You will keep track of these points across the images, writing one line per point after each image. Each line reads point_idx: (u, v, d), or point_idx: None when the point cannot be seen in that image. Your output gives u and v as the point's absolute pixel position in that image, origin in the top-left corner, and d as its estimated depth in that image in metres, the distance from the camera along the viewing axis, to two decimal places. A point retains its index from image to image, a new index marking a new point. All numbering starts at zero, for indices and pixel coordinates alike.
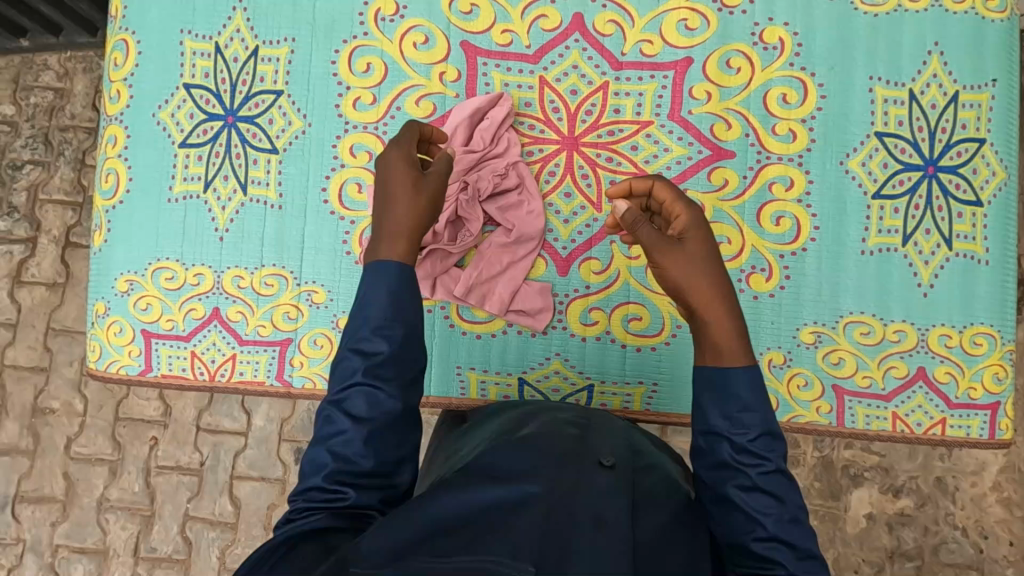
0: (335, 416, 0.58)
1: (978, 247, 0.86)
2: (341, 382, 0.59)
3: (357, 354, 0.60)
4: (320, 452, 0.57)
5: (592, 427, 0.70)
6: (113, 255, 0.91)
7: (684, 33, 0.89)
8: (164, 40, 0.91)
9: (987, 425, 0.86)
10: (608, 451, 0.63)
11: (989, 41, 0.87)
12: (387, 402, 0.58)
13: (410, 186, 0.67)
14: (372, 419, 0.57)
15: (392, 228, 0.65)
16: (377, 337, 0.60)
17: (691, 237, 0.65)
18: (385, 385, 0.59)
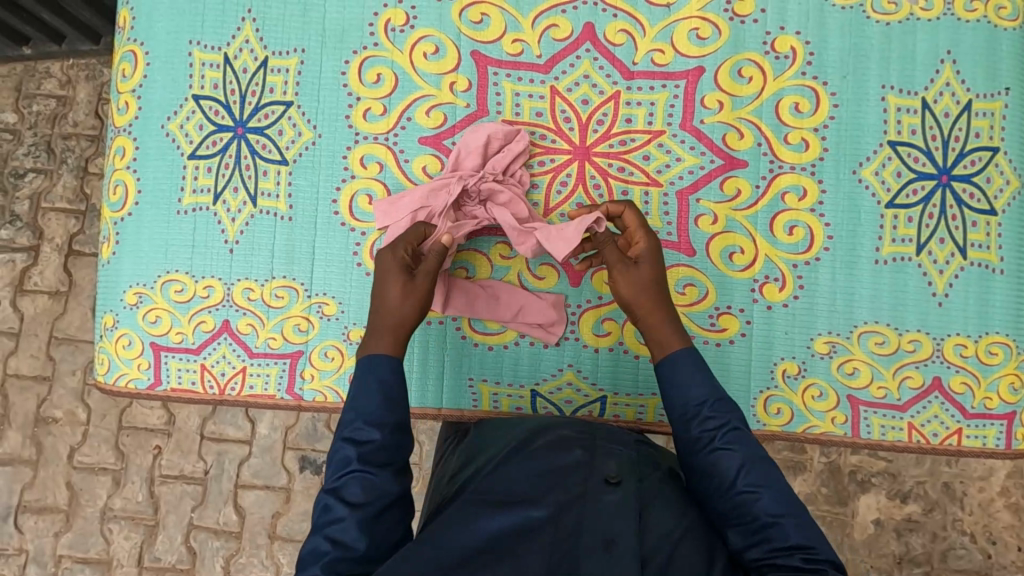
0: (334, 507, 0.60)
1: (993, 255, 0.86)
2: (337, 472, 0.62)
3: (349, 443, 0.63)
4: (319, 541, 0.58)
5: (598, 442, 0.72)
6: (122, 268, 0.90)
7: (695, 43, 0.89)
8: (173, 51, 0.90)
9: (1003, 435, 0.85)
10: (613, 466, 0.67)
11: (1002, 50, 0.87)
12: (383, 484, 0.61)
13: (397, 288, 0.75)
14: (370, 502, 0.60)
15: (382, 325, 0.73)
16: (369, 425, 0.64)
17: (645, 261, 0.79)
18: (379, 470, 0.62)
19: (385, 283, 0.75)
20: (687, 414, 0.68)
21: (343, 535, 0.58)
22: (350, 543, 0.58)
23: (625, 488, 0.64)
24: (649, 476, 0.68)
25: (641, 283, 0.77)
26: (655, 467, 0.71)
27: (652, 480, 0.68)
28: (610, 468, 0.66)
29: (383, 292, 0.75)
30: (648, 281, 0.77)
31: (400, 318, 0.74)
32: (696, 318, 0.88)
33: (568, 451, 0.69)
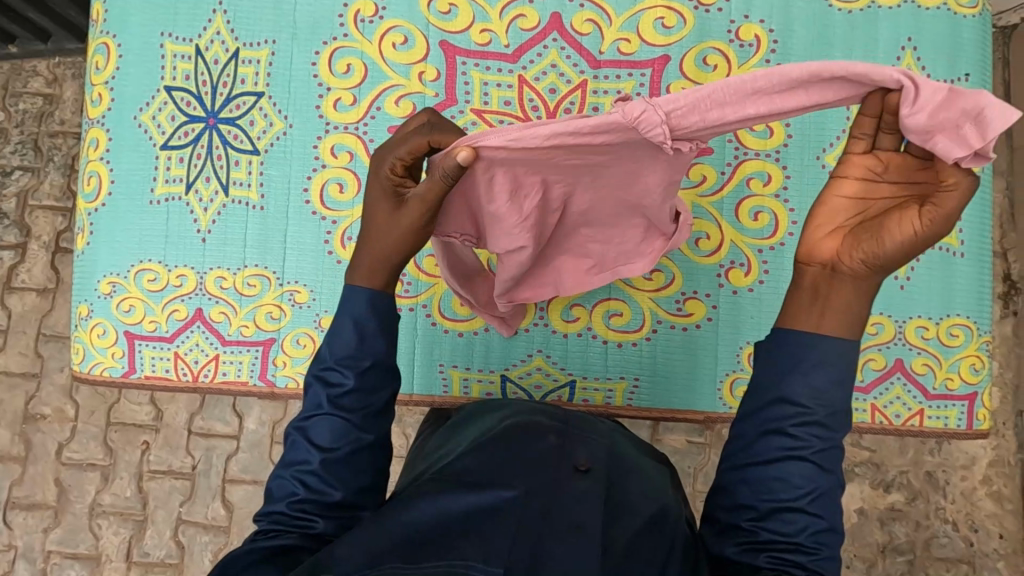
0: (302, 446, 0.56)
1: (954, 239, 0.87)
2: (308, 410, 0.58)
3: (322, 382, 0.58)
4: (287, 479, 0.56)
5: (573, 433, 0.67)
6: (96, 258, 0.91)
7: (660, 31, 0.90)
8: (145, 44, 0.91)
9: (965, 416, 0.87)
10: (584, 454, 0.62)
11: (965, 38, 0.88)
12: (354, 431, 0.56)
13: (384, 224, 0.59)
14: (337, 449, 0.56)
15: (366, 260, 0.60)
16: (344, 367, 0.57)
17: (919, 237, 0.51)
18: (351, 415, 0.57)
19: (371, 205, 0.60)
20: (791, 410, 0.51)
21: (308, 477, 0.55)
22: (316, 489, 0.55)
23: (595, 478, 0.59)
24: (621, 465, 0.64)
25: (882, 262, 0.50)
26: (629, 460, 0.67)
27: (627, 468, 0.64)
28: (581, 458, 0.61)
29: (371, 216, 0.60)
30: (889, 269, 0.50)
31: (384, 246, 0.59)
32: (662, 304, 0.90)
33: (539, 439, 0.63)
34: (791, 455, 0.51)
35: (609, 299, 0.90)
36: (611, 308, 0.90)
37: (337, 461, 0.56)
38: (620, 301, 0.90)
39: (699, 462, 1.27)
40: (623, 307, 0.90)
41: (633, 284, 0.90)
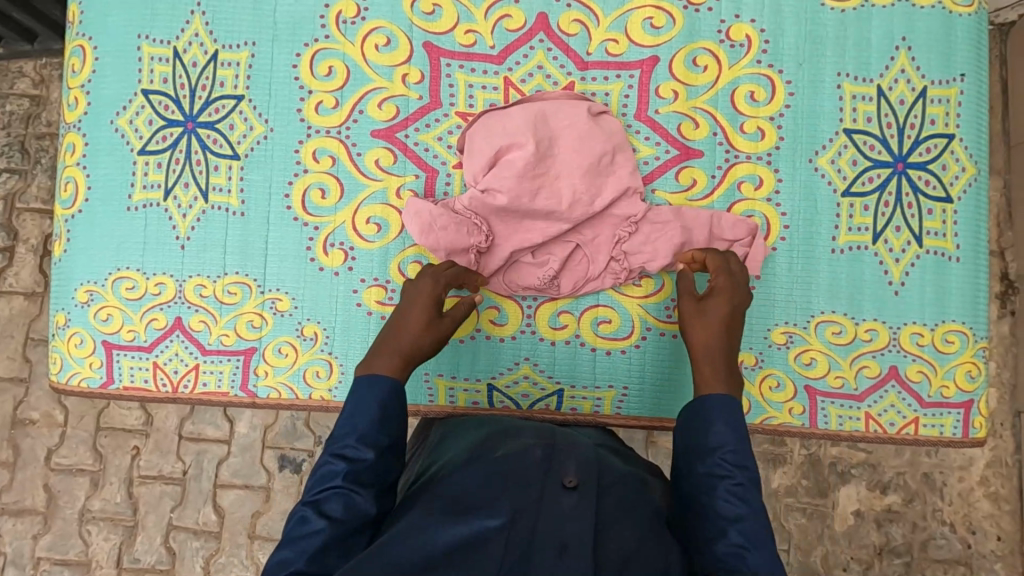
0: (311, 519, 0.59)
1: (949, 243, 0.85)
2: (320, 485, 0.62)
3: (339, 458, 0.63)
4: (289, 553, 0.57)
5: (559, 442, 0.66)
6: (73, 266, 0.89)
7: (649, 32, 0.88)
8: (122, 46, 0.89)
9: (960, 423, 0.85)
10: (573, 468, 0.61)
11: (959, 37, 0.86)
12: (364, 505, 0.61)
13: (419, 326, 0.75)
14: (347, 521, 0.59)
15: (396, 349, 0.74)
16: (362, 445, 0.64)
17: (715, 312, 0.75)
18: (362, 490, 0.62)
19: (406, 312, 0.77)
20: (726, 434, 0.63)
21: (312, 550, 0.57)
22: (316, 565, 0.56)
23: (584, 491, 0.58)
24: (609, 475, 0.63)
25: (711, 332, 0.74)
26: (617, 468, 0.66)
27: (614, 479, 0.63)
28: (569, 472, 0.60)
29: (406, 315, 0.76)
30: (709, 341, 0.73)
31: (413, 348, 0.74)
32: (651, 310, 0.88)
33: (526, 454, 0.63)
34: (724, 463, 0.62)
35: (597, 306, 0.88)
36: (600, 315, 0.88)
37: (343, 534, 0.59)
38: (608, 308, 0.88)
39: None
40: (612, 314, 0.88)
41: (622, 291, 0.88)
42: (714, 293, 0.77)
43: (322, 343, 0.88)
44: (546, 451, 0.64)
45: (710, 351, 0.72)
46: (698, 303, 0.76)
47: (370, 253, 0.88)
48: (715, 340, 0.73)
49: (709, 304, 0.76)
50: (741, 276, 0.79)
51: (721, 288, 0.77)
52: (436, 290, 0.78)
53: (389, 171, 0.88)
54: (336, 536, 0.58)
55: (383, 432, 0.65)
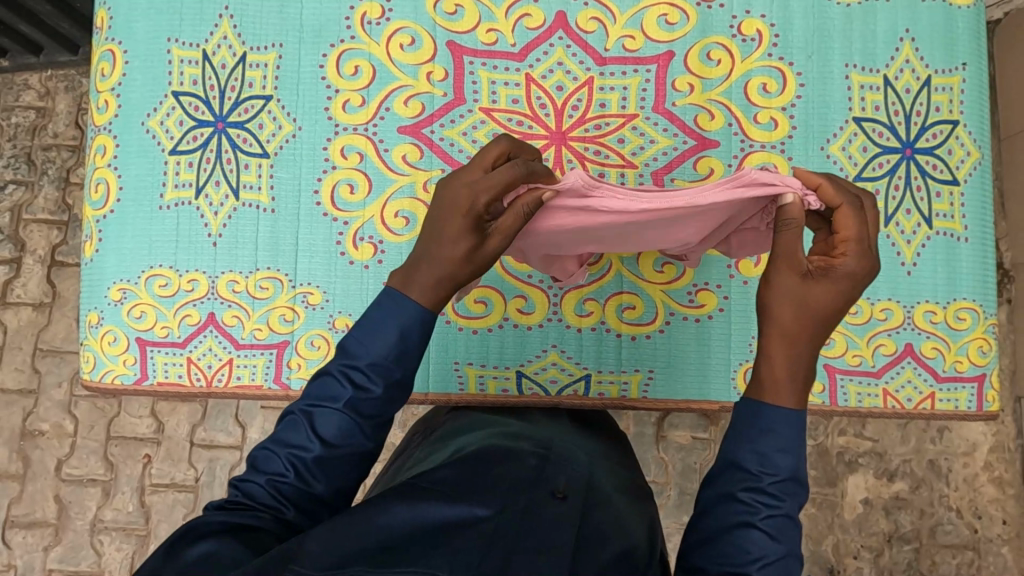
0: (302, 428, 0.56)
1: (957, 224, 0.89)
2: (321, 399, 0.57)
3: (345, 380, 0.56)
4: (277, 456, 0.56)
5: (555, 456, 0.68)
6: (105, 265, 0.91)
7: (664, 28, 0.92)
8: (152, 50, 0.91)
9: (974, 397, 0.88)
10: (563, 481, 0.62)
11: (961, 28, 0.91)
12: (359, 436, 0.56)
13: (458, 257, 0.58)
14: (338, 448, 0.56)
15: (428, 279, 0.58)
16: (373, 373, 0.56)
17: (824, 286, 0.57)
18: (364, 421, 0.57)
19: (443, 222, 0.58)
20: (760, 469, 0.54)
21: (301, 465, 0.55)
22: (298, 483, 0.55)
23: (571, 502, 0.59)
24: (600, 492, 0.64)
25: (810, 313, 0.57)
26: (608, 490, 0.66)
27: (603, 496, 0.64)
28: (560, 483, 0.61)
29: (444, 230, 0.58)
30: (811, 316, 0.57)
31: (449, 279, 0.58)
32: (674, 295, 0.91)
33: (522, 461, 0.65)
34: (755, 492, 0.53)
35: (621, 293, 0.91)
36: (624, 302, 0.91)
37: (331, 459, 0.56)
38: (632, 294, 0.91)
39: (704, 457, 1.29)
40: (636, 300, 0.91)
41: (645, 278, 0.91)
42: (833, 271, 0.58)
43: None
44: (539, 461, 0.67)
45: (795, 339, 0.57)
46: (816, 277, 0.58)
47: (399, 246, 0.90)
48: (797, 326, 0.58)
49: (814, 285, 0.58)
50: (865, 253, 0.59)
51: (847, 269, 0.58)
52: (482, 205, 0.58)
53: (415, 167, 0.91)
54: (324, 461, 0.55)
55: (400, 366, 0.57)
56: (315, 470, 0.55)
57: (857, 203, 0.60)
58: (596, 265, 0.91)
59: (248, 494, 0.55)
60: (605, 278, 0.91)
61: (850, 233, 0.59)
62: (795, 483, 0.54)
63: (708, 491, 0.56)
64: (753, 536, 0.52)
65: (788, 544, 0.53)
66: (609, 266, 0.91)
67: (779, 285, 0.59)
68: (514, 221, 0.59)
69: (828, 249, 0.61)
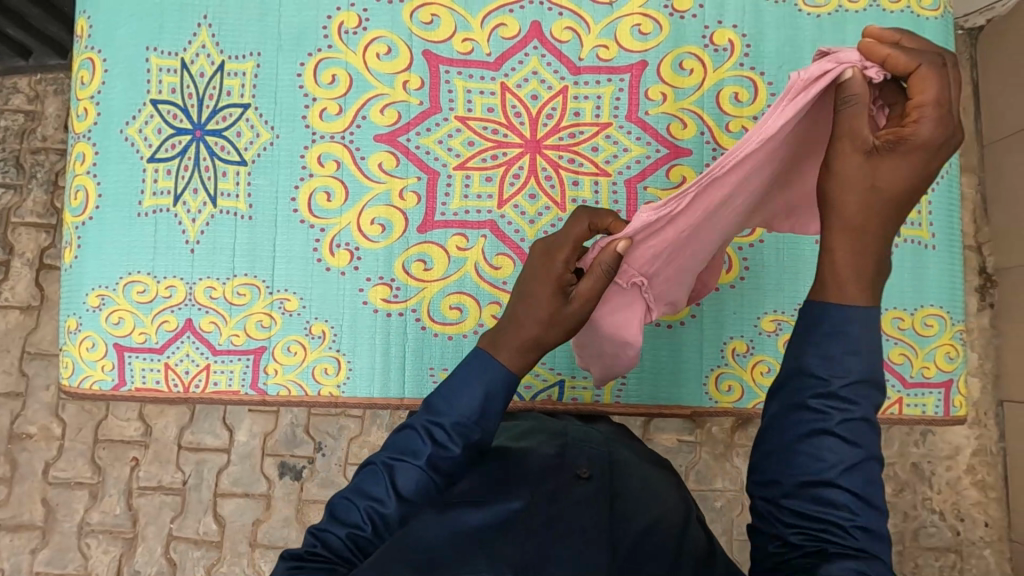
0: (383, 479, 0.57)
1: (925, 231, 0.90)
2: (400, 453, 0.58)
3: (426, 436, 0.58)
4: (354, 509, 0.56)
5: (570, 441, 0.70)
6: (84, 271, 0.92)
7: (638, 38, 0.93)
8: (131, 58, 0.92)
9: (942, 402, 0.89)
10: (584, 460, 0.65)
11: (928, 39, 0.92)
12: (434, 490, 0.58)
13: (546, 317, 0.60)
14: (415, 502, 0.57)
15: (519, 342, 0.60)
16: (454, 433, 0.58)
17: (888, 164, 0.51)
18: (440, 476, 0.58)
19: (536, 287, 0.61)
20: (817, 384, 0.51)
21: (380, 518, 0.55)
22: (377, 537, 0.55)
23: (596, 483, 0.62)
24: (625, 464, 0.68)
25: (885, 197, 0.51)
26: (627, 461, 0.70)
27: (625, 469, 0.67)
28: (582, 464, 0.64)
29: (530, 291, 0.61)
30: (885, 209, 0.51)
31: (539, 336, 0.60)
32: None
33: (540, 450, 0.67)
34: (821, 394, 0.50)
35: None
36: None
37: (409, 513, 0.56)
38: None
39: (690, 460, 1.30)
40: None
41: None
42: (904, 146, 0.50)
43: (330, 340, 0.91)
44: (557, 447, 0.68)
45: (862, 230, 0.52)
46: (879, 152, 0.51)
47: (375, 253, 0.91)
48: (870, 218, 0.51)
49: (881, 163, 0.51)
50: (948, 117, 0.49)
51: (920, 137, 0.49)
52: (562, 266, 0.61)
53: (392, 174, 0.92)
54: (403, 515, 0.56)
55: (479, 427, 0.59)
56: (395, 522, 0.56)
57: (938, 60, 0.50)
58: None
59: (325, 545, 0.54)
60: None
61: (928, 96, 0.50)
62: (869, 384, 0.50)
63: (775, 404, 0.53)
64: (827, 443, 0.50)
65: (867, 446, 0.50)
66: None
67: (843, 171, 0.52)
68: (599, 283, 0.60)
69: (898, 121, 0.52)
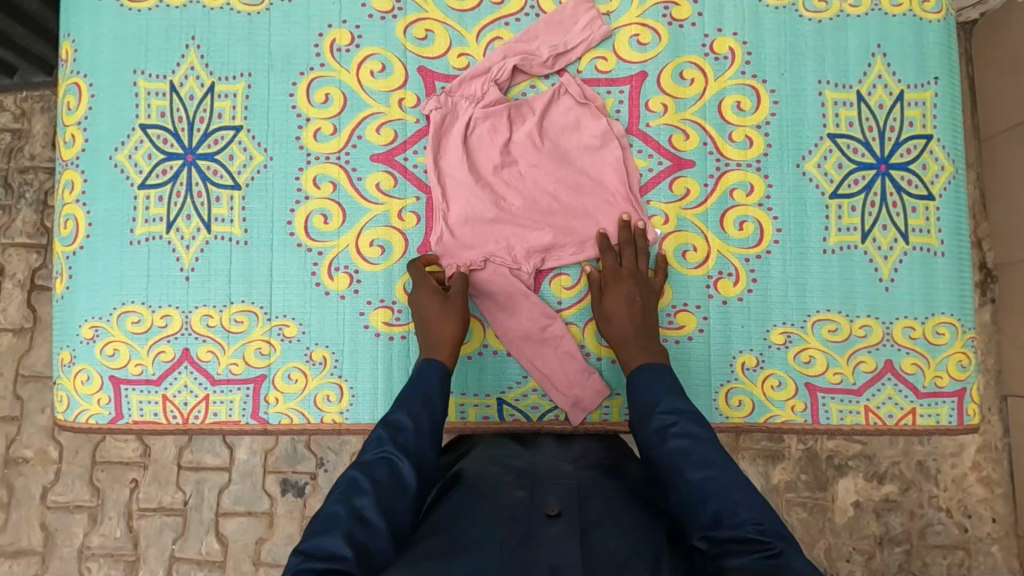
0: (360, 482, 0.62)
1: (933, 239, 0.89)
2: (371, 451, 0.66)
3: (383, 428, 0.69)
4: (338, 509, 0.59)
5: (538, 480, 0.67)
6: (76, 302, 0.89)
7: (636, 48, 0.91)
8: (118, 82, 0.90)
9: (955, 412, 0.88)
10: (554, 499, 0.62)
11: (931, 43, 0.91)
12: (408, 470, 0.65)
13: (441, 315, 0.82)
14: (390, 484, 0.63)
15: (435, 342, 0.81)
16: (403, 416, 0.71)
17: (608, 298, 0.84)
18: (406, 457, 0.66)
19: (425, 309, 0.83)
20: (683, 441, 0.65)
21: (363, 506, 0.59)
22: (363, 529, 0.57)
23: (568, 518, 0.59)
24: (593, 493, 0.64)
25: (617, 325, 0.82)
26: (604, 489, 0.66)
27: (592, 492, 0.64)
28: (552, 502, 0.61)
29: (426, 315, 0.83)
30: (631, 327, 0.81)
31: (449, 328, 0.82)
32: None
33: (507, 494, 0.64)
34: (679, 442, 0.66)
35: None
36: None
37: (390, 494, 0.62)
38: None
39: None
40: None
41: None
42: (607, 289, 0.85)
43: (331, 366, 0.89)
44: (527, 492, 0.64)
45: (647, 333, 0.81)
46: (601, 300, 0.85)
47: (375, 275, 0.89)
48: (624, 328, 0.81)
49: (610, 287, 0.85)
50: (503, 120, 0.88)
51: (612, 307, 0.83)
52: (433, 288, 0.84)
53: (390, 195, 0.90)
54: (384, 496, 0.61)
55: (425, 410, 0.72)
56: (379, 509, 0.60)
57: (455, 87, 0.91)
58: (574, 289, 0.90)
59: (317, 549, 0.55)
60: (584, 301, 0.90)
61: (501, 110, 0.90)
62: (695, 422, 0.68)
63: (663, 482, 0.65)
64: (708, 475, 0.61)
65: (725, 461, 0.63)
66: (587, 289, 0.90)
67: (609, 310, 0.84)
68: (460, 283, 0.85)
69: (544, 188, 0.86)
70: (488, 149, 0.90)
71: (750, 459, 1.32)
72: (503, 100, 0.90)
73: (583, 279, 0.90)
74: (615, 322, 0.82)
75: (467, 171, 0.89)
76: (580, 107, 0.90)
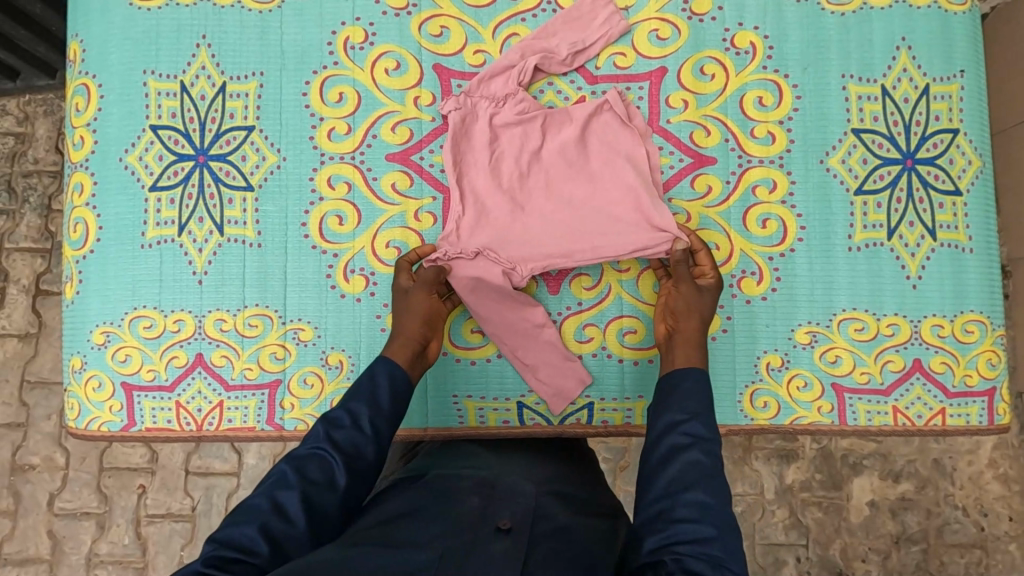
0: (288, 477, 0.62)
1: (961, 235, 0.87)
2: (307, 446, 0.65)
3: (322, 423, 0.67)
4: (261, 501, 0.61)
5: (497, 492, 0.66)
6: (88, 307, 0.88)
7: (656, 43, 0.89)
8: (127, 83, 0.88)
9: (985, 411, 0.86)
10: (507, 514, 0.61)
11: (957, 34, 0.89)
12: (340, 470, 0.64)
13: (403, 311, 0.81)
14: (321, 483, 0.63)
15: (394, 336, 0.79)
16: (343, 413, 0.68)
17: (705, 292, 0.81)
18: (340, 456, 0.64)
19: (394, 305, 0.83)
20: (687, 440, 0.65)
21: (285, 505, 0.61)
22: (278, 531, 0.59)
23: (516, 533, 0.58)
24: (551, 512, 0.64)
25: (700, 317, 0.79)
26: (560, 513, 0.64)
27: (552, 511, 0.64)
28: (503, 517, 0.60)
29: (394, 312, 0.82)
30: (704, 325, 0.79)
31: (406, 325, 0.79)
32: None
33: (462, 502, 0.63)
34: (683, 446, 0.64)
35: (622, 317, 0.88)
36: (625, 326, 0.88)
37: (313, 495, 0.62)
38: (633, 318, 0.88)
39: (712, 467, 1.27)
40: (637, 324, 0.88)
41: (645, 300, 0.88)
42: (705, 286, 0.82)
43: (349, 370, 0.87)
44: (482, 499, 0.64)
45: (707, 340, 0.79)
46: (697, 287, 0.81)
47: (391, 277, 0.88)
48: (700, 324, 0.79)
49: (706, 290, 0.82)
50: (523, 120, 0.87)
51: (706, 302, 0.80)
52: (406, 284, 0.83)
53: (406, 195, 0.88)
54: (307, 496, 0.61)
55: (367, 407, 0.69)
56: (302, 507, 0.61)
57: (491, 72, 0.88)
58: (594, 290, 0.88)
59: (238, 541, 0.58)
60: (604, 301, 0.88)
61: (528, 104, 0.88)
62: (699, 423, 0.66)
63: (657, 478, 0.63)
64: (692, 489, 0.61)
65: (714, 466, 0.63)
66: (608, 289, 0.88)
67: (698, 302, 0.80)
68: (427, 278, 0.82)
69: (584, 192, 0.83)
70: (510, 148, 0.88)
71: (765, 458, 1.30)
72: (535, 107, 0.88)
73: (604, 279, 0.89)
74: (697, 314, 0.79)
75: (487, 171, 0.87)
76: (620, 122, 0.88)
